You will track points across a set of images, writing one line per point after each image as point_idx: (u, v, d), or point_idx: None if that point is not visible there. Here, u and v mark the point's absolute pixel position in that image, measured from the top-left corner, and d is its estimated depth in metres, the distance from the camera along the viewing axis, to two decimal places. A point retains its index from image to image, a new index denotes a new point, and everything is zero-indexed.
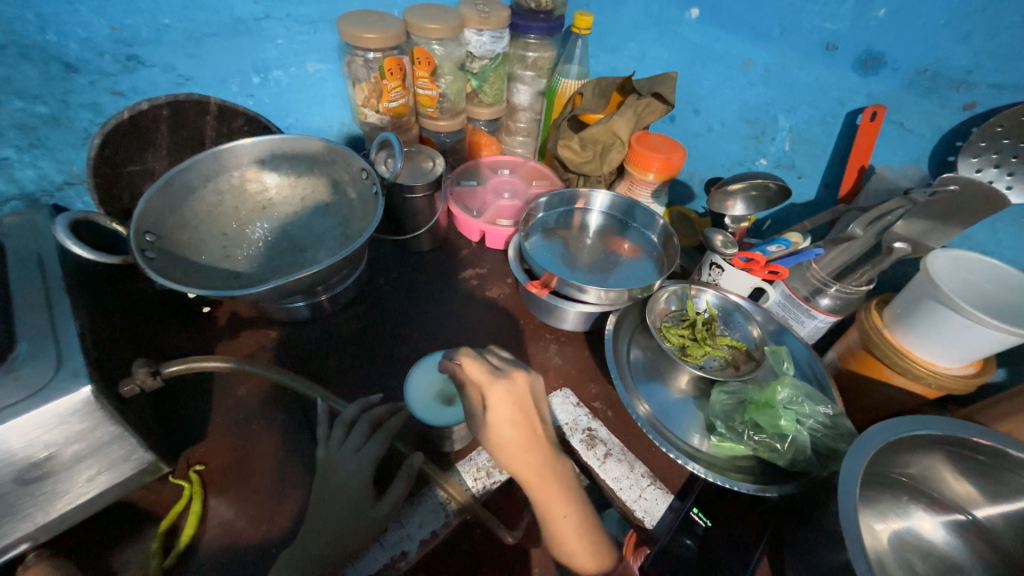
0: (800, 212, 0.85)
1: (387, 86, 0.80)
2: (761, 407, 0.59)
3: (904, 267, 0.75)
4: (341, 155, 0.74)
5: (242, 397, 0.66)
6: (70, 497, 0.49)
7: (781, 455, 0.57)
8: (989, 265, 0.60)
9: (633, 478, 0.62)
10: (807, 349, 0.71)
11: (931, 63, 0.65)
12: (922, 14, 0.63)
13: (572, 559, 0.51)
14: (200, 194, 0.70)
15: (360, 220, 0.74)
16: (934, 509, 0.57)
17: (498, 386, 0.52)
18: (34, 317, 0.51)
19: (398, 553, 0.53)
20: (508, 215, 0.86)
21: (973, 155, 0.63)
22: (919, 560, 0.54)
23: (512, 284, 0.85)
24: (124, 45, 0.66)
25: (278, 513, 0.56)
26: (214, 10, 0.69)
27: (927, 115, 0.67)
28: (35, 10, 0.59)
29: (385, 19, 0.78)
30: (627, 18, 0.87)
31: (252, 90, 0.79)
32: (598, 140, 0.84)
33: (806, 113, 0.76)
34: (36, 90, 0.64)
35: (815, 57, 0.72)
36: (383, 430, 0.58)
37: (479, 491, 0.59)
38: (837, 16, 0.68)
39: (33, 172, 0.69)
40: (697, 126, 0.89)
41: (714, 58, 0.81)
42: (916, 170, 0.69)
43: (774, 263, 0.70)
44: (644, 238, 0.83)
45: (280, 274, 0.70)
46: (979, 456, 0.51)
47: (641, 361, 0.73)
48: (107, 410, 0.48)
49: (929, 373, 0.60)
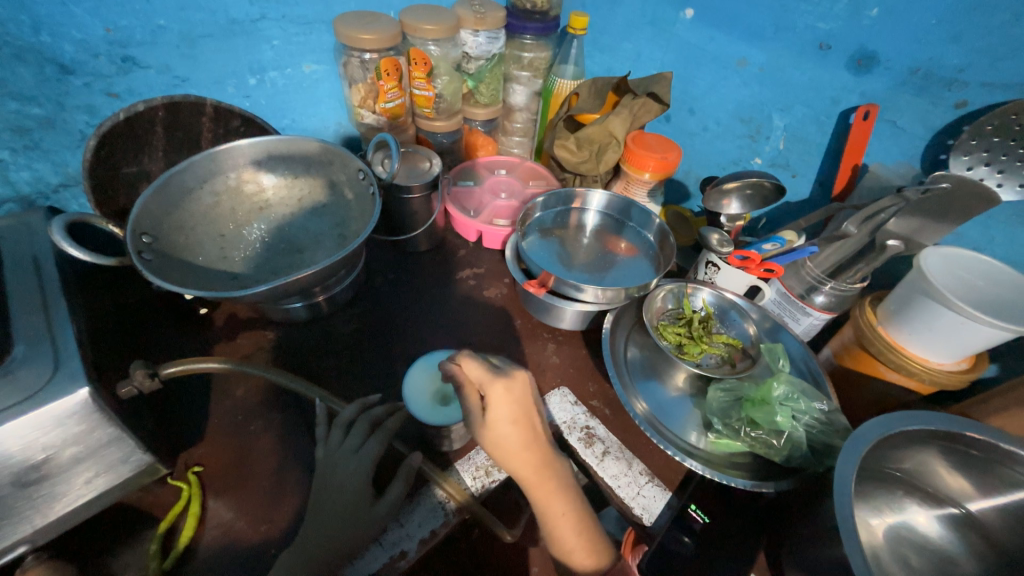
0: (796, 211, 0.85)
1: (383, 87, 0.80)
2: (757, 404, 0.60)
3: (899, 264, 0.75)
4: (338, 156, 0.74)
5: (240, 398, 0.66)
6: (68, 499, 0.48)
7: (778, 450, 0.58)
8: (980, 262, 0.61)
9: (631, 475, 0.63)
10: (802, 346, 0.71)
11: (924, 62, 0.65)
12: (914, 13, 0.64)
13: (571, 556, 0.51)
14: (197, 195, 0.70)
15: (358, 221, 0.74)
16: (929, 504, 0.57)
17: (499, 384, 0.52)
18: (31, 320, 0.51)
19: (397, 553, 0.53)
20: (505, 215, 0.86)
21: (964, 153, 0.64)
22: (914, 554, 0.55)
23: (510, 284, 0.85)
24: (119, 47, 0.66)
25: (277, 513, 0.56)
26: (209, 11, 0.69)
27: (920, 113, 0.68)
28: (28, 12, 0.59)
29: (381, 20, 0.78)
30: (622, 17, 0.87)
31: (248, 91, 0.79)
32: (595, 140, 0.85)
33: (800, 112, 0.77)
34: (31, 92, 0.64)
35: (808, 57, 0.73)
36: (381, 430, 0.58)
37: (478, 490, 0.59)
38: (830, 15, 0.69)
39: (28, 174, 0.69)
40: (693, 125, 0.89)
41: (709, 57, 0.81)
42: (910, 169, 0.71)
43: (769, 260, 0.71)
44: (640, 238, 0.83)
45: (277, 275, 0.70)
46: (971, 450, 0.52)
47: (638, 359, 0.73)
48: (105, 411, 0.48)
49: (922, 368, 0.61)
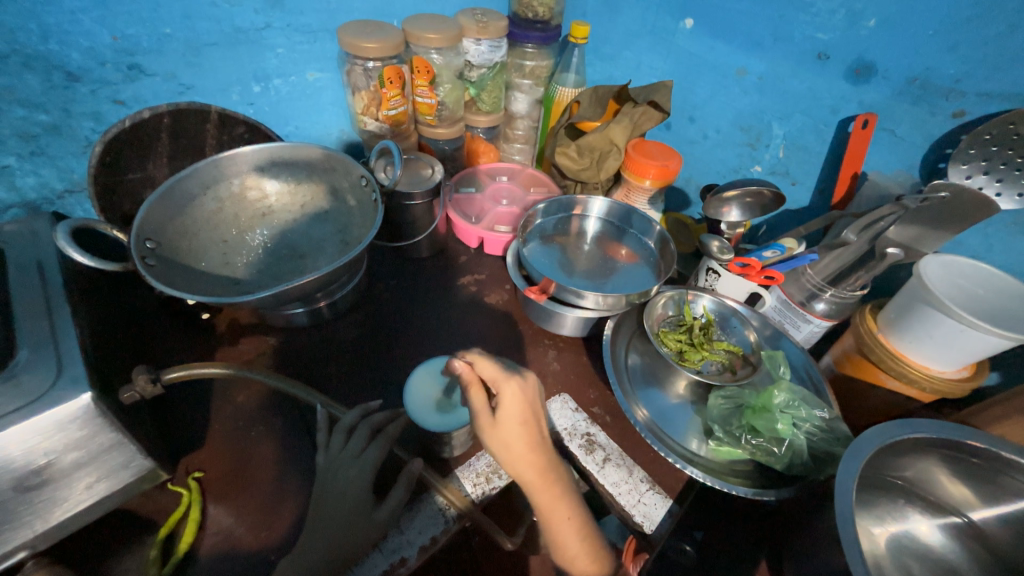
0: (796, 218, 0.86)
1: (386, 95, 0.81)
2: (758, 411, 0.60)
3: (897, 271, 0.76)
4: (341, 163, 0.74)
5: (241, 404, 0.66)
6: (68, 505, 0.48)
7: (779, 458, 0.58)
8: (981, 271, 0.61)
9: (632, 483, 0.62)
10: (803, 354, 0.71)
11: (921, 72, 0.66)
12: (910, 24, 0.64)
13: (573, 564, 0.51)
14: (200, 201, 0.70)
15: (359, 227, 0.75)
16: (930, 512, 0.57)
17: (513, 383, 0.53)
18: (34, 325, 0.51)
19: (398, 560, 0.53)
20: (506, 222, 0.87)
21: (963, 162, 0.65)
22: (917, 563, 0.55)
23: (511, 290, 0.85)
24: (126, 55, 0.67)
25: (277, 520, 0.56)
26: (215, 20, 0.70)
27: (917, 122, 0.69)
28: (37, 20, 0.60)
29: (384, 28, 0.79)
30: (622, 27, 0.88)
31: (252, 98, 0.80)
32: (596, 148, 0.85)
33: (799, 120, 0.77)
34: (38, 99, 0.65)
35: (807, 66, 0.73)
36: (382, 435, 0.58)
37: (479, 497, 0.60)
38: (828, 26, 0.70)
39: (33, 180, 0.70)
40: (693, 134, 0.90)
41: (708, 66, 0.82)
42: (909, 177, 0.71)
43: (770, 268, 0.71)
44: (641, 245, 0.83)
45: (280, 280, 0.70)
46: (973, 459, 0.52)
47: (639, 367, 0.73)
48: (108, 417, 0.48)
49: (923, 376, 0.61)
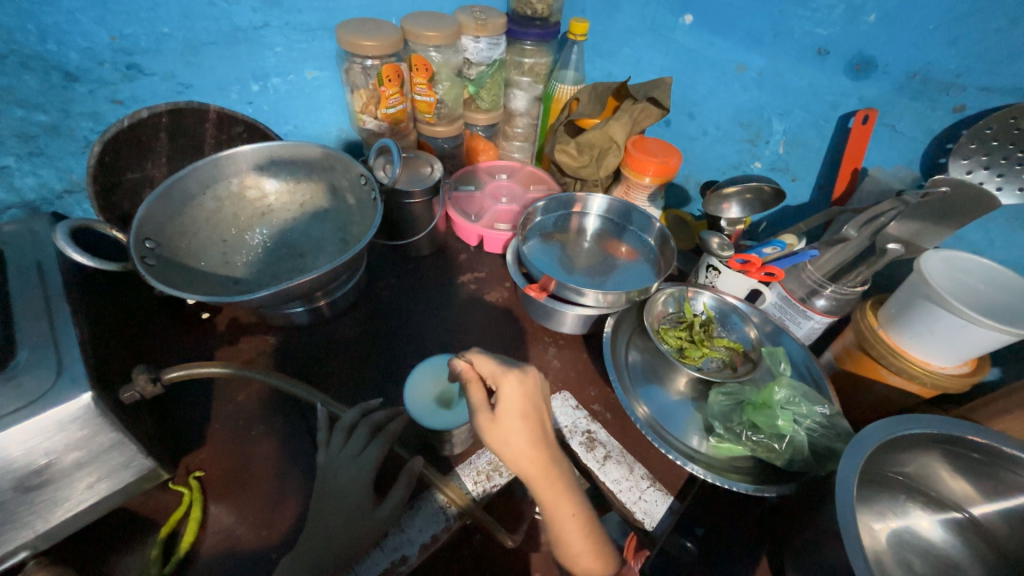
0: (796, 214, 0.85)
1: (384, 93, 0.81)
2: (759, 408, 0.60)
3: (898, 267, 0.76)
4: (340, 161, 0.74)
5: (242, 403, 0.66)
6: (70, 504, 0.48)
7: (779, 454, 0.58)
8: (981, 266, 0.61)
9: (633, 480, 0.62)
10: (803, 350, 0.71)
11: (921, 66, 0.66)
12: (910, 18, 0.64)
13: (577, 561, 0.51)
14: (199, 201, 0.70)
15: (359, 225, 0.75)
16: (932, 508, 0.57)
17: (512, 377, 0.53)
18: (34, 325, 0.51)
19: (398, 558, 0.53)
20: (506, 219, 0.87)
21: (963, 157, 0.64)
22: (918, 559, 0.55)
23: (511, 288, 0.85)
24: (125, 54, 0.67)
25: (277, 519, 0.56)
26: (213, 19, 0.70)
27: (918, 117, 0.68)
28: (35, 20, 0.60)
29: (382, 26, 0.78)
30: (622, 23, 0.87)
31: (251, 98, 0.80)
32: (595, 145, 0.85)
33: (799, 116, 0.77)
34: (36, 99, 0.65)
35: (806, 62, 0.73)
36: (383, 434, 0.58)
37: (479, 494, 0.59)
38: (827, 21, 0.69)
39: (32, 180, 0.70)
40: (693, 130, 0.90)
41: (708, 62, 0.82)
42: (909, 173, 0.70)
43: (770, 264, 0.71)
44: (641, 241, 0.83)
45: (279, 279, 0.70)
46: (974, 453, 0.52)
47: (639, 364, 0.73)
48: (109, 416, 0.49)
49: (923, 372, 0.61)
